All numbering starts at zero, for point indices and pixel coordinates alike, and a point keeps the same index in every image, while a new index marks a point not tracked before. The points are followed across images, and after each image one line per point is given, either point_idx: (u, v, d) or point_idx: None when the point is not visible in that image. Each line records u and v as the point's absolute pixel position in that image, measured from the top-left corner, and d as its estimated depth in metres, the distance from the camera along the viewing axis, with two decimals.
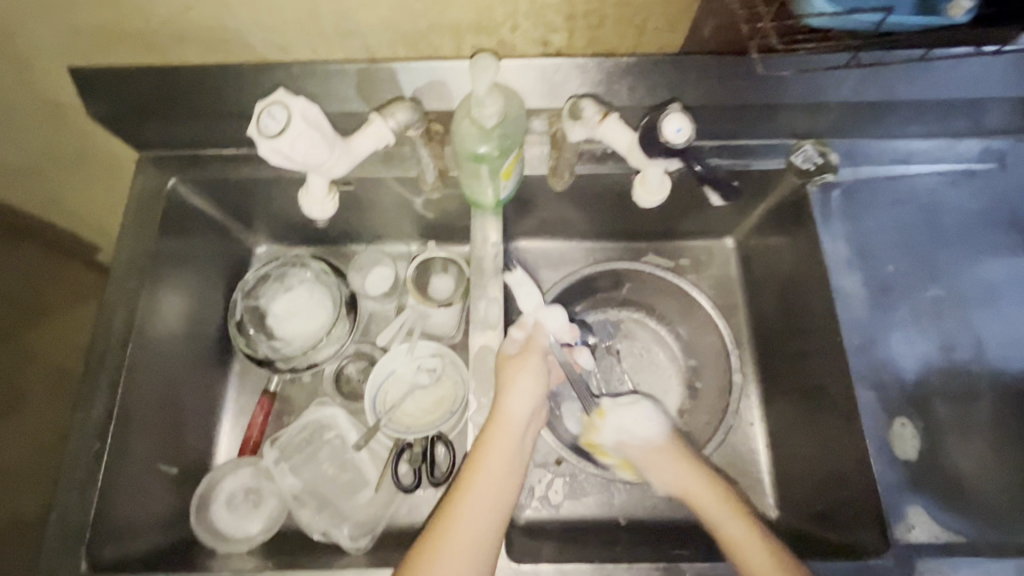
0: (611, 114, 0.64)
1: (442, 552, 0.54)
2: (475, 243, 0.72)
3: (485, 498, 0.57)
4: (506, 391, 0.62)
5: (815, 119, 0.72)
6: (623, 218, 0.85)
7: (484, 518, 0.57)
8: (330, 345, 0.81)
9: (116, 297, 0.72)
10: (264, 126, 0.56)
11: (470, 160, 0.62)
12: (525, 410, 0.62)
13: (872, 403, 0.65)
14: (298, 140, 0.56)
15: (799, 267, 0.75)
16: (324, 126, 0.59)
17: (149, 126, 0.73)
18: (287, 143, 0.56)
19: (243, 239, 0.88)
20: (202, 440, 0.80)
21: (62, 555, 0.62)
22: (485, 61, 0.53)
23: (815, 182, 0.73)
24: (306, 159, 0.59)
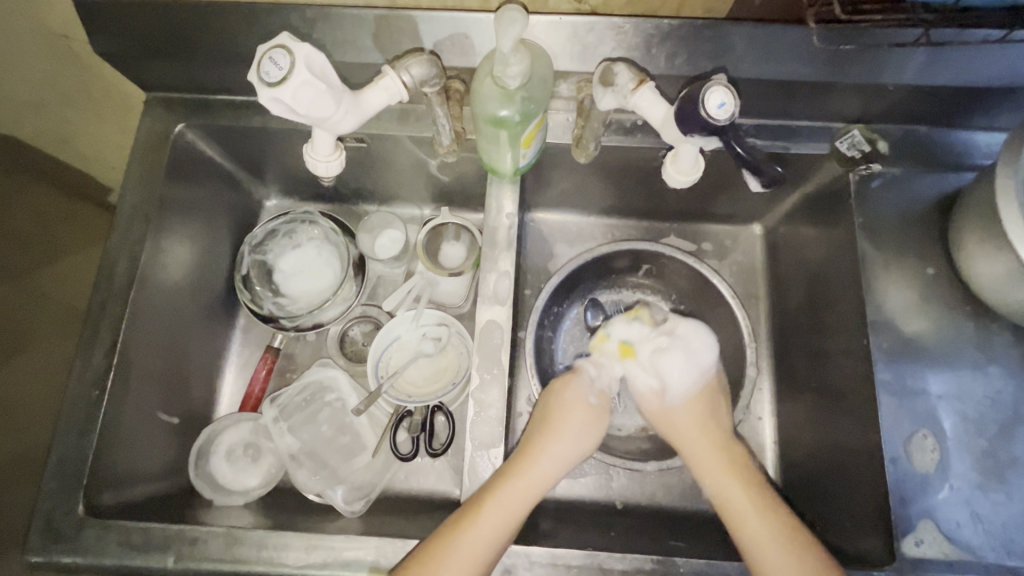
0: (647, 82, 0.59)
1: (484, 515, 0.58)
2: (489, 212, 0.69)
3: (530, 487, 0.62)
4: (568, 406, 0.70)
5: (867, 102, 0.66)
6: (649, 195, 0.81)
7: (524, 501, 0.61)
8: (336, 306, 0.79)
9: (119, 243, 0.70)
10: (264, 73, 0.52)
11: (490, 124, 0.58)
12: (583, 424, 0.69)
13: (895, 412, 0.61)
14: (300, 91, 0.53)
15: (830, 261, 0.71)
16: (330, 78, 0.55)
17: (157, 66, 0.69)
18: (290, 93, 0.52)
19: (253, 191, 0.85)
20: (205, 391, 0.80)
21: (58, 497, 0.62)
22: (512, 14, 0.48)
23: (859, 172, 0.68)
24: (310, 112, 0.55)
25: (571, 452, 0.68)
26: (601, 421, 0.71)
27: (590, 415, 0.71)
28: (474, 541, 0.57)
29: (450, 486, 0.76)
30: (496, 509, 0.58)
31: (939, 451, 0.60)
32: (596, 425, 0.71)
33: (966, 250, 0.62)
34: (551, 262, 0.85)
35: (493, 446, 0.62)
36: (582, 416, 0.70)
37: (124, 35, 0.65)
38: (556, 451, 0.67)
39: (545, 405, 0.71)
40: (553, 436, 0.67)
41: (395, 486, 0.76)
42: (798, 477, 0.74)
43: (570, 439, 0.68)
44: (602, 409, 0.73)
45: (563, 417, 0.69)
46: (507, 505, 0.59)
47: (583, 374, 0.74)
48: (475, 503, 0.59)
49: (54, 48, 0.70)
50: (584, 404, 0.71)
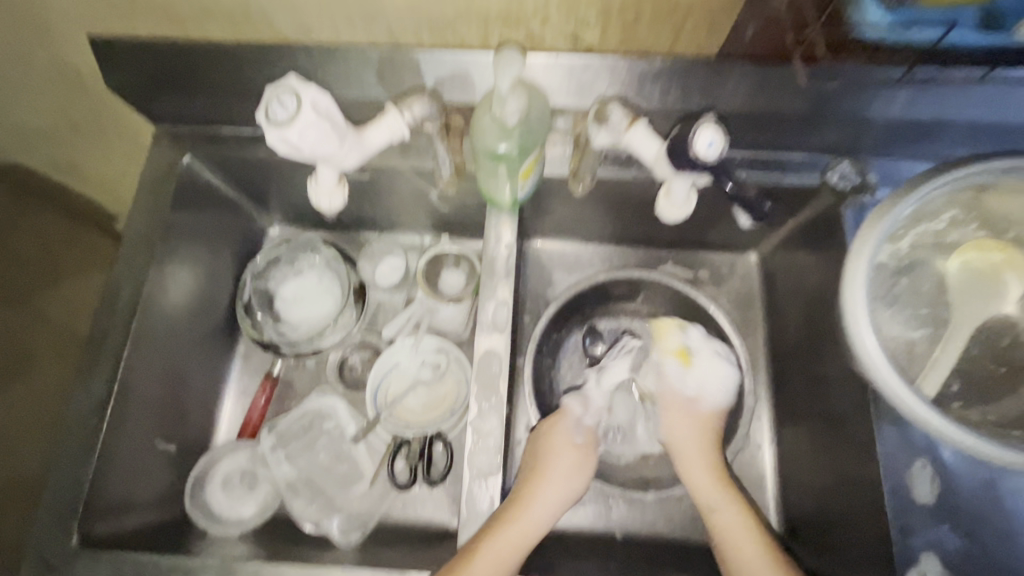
0: (640, 120, 0.61)
1: (472, 568, 0.57)
2: (488, 241, 0.70)
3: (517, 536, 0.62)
4: (553, 451, 0.70)
5: (857, 137, 0.68)
6: (645, 225, 0.82)
7: (512, 552, 0.60)
8: (336, 332, 0.80)
9: (124, 271, 0.71)
10: (273, 114, 0.54)
11: (489, 158, 0.60)
12: (569, 468, 0.69)
13: (894, 441, 0.61)
14: (307, 129, 0.54)
15: (825, 290, 0.72)
16: (336, 117, 0.57)
17: (167, 100, 0.71)
18: (297, 131, 0.54)
19: (257, 219, 0.87)
20: (203, 418, 0.80)
21: (52, 527, 0.62)
22: (511, 55, 0.51)
23: (851, 203, 0.66)
24: (315, 150, 0.57)
25: (561, 496, 0.68)
26: (590, 462, 0.71)
27: (578, 457, 0.71)
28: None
29: (448, 515, 0.76)
30: (484, 561, 0.58)
31: (940, 483, 0.59)
32: (584, 467, 0.70)
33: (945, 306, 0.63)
34: (551, 289, 0.86)
35: (490, 475, 0.62)
36: (569, 458, 0.70)
37: (137, 71, 0.67)
38: (547, 497, 0.67)
39: (531, 449, 0.72)
40: (542, 481, 0.68)
41: (392, 516, 0.76)
42: (799, 507, 0.74)
43: (559, 484, 0.68)
44: (590, 449, 0.72)
45: (549, 461, 0.69)
46: (495, 555, 0.59)
47: (569, 414, 0.74)
48: (464, 556, 0.58)
49: (69, 82, 0.73)
50: (571, 445, 0.71)
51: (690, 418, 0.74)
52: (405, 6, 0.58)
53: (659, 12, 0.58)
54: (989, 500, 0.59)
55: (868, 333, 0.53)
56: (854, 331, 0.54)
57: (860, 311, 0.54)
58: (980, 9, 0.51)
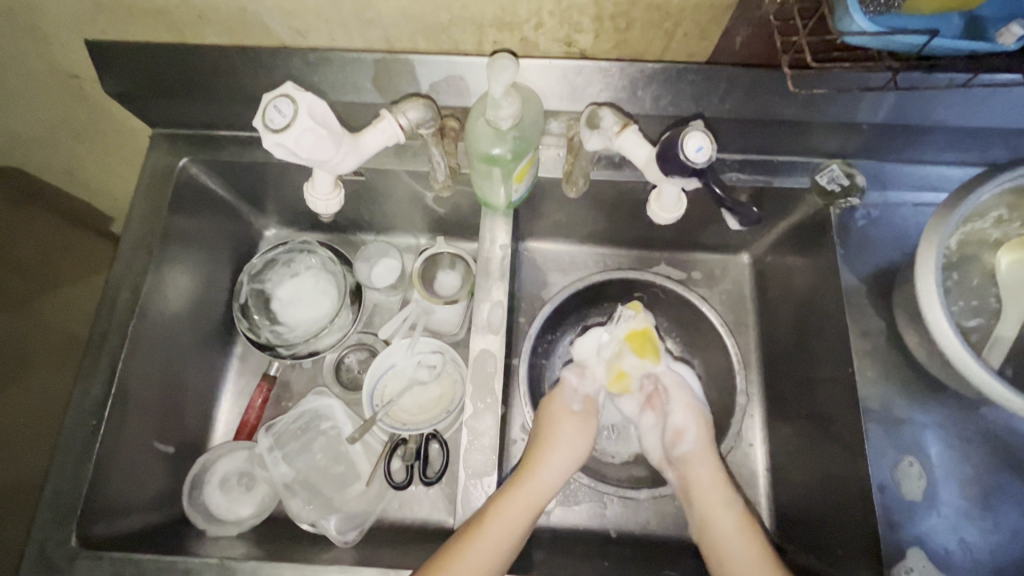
0: (631, 125, 0.62)
1: (485, 529, 0.60)
2: (483, 244, 0.71)
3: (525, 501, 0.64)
4: (556, 420, 0.72)
5: (845, 140, 0.69)
6: (639, 227, 0.83)
7: (521, 516, 0.63)
8: (333, 333, 0.80)
9: (121, 275, 0.72)
10: (269, 120, 0.54)
11: (483, 161, 0.61)
12: (571, 438, 0.71)
13: (880, 439, 0.62)
14: (302, 136, 0.55)
15: (815, 290, 0.73)
16: (332, 124, 0.58)
17: (164, 105, 0.72)
18: (292, 138, 0.55)
19: (253, 221, 0.87)
20: (201, 419, 0.81)
21: (52, 529, 0.63)
22: (504, 61, 0.51)
23: (839, 205, 0.71)
24: (311, 155, 0.57)
25: (566, 461, 0.70)
26: (590, 427, 0.74)
27: (577, 422, 0.73)
28: (478, 556, 0.59)
29: (444, 514, 0.76)
30: (496, 524, 0.61)
31: (926, 479, 0.61)
32: (585, 430, 0.73)
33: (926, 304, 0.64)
34: (545, 290, 0.87)
35: (486, 475, 0.63)
36: (570, 425, 0.72)
37: (134, 77, 0.68)
38: (552, 463, 0.69)
39: (535, 423, 0.74)
40: (548, 448, 0.70)
41: (389, 515, 0.76)
42: (790, 505, 0.75)
43: (563, 450, 0.70)
44: (588, 415, 0.75)
45: (555, 429, 0.71)
46: (507, 520, 0.62)
47: (566, 385, 0.77)
48: (477, 518, 0.61)
49: (65, 87, 0.73)
50: (570, 412, 0.74)
51: (697, 434, 0.73)
52: (400, 13, 0.59)
53: (650, 18, 0.59)
54: (974, 496, 0.60)
55: (941, 317, 0.53)
56: (930, 319, 0.54)
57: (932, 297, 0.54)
58: (962, 17, 0.54)
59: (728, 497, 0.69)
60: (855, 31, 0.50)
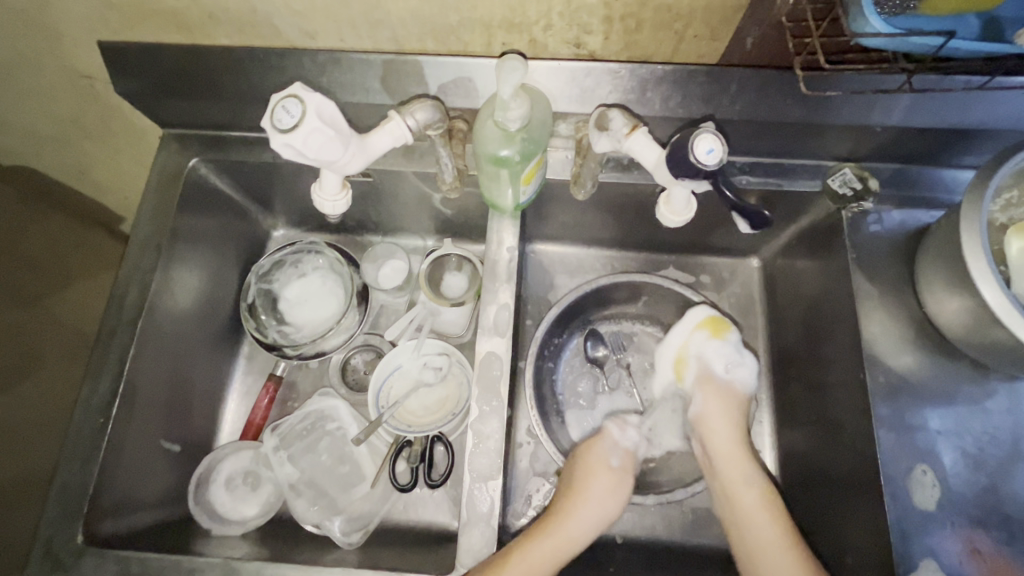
0: (640, 127, 0.61)
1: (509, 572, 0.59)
2: (490, 245, 0.71)
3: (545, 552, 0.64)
4: (592, 474, 0.70)
5: (858, 142, 0.68)
6: (647, 229, 0.83)
7: (541, 567, 0.63)
8: (339, 334, 0.80)
9: (130, 273, 0.72)
10: (277, 120, 0.54)
11: (491, 163, 0.61)
12: (606, 491, 0.70)
13: (893, 447, 0.61)
14: (310, 137, 0.55)
15: (826, 295, 0.72)
16: (339, 124, 0.57)
17: (175, 105, 0.72)
18: (301, 138, 0.55)
19: (261, 221, 0.88)
20: (208, 417, 0.81)
21: (59, 525, 0.63)
22: (513, 62, 0.51)
23: (851, 209, 0.70)
24: (319, 155, 0.57)
25: (596, 517, 0.68)
26: (625, 487, 0.71)
27: (614, 478, 0.71)
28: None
29: (448, 517, 0.76)
30: (519, 570, 0.60)
31: (939, 488, 0.59)
32: (621, 490, 0.71)
33: (937, 308, 0.63)
34: (552, 292, 0.86)
35: (491, 478, 0.62)
36: (606, 480, 0.71)
37: (145, 77, 0.68)
38: (581, 517, 0.68)
39: (569, 470, 0.73)
40: (579, 501, 0.68)
41: (393, 517, 0.76)
42: (799, 514, 0.74)
43: (595, 504, 0.69)
44: (626, 473, 0.73)
45: (588, 482, 0.70)
46: (528, 570, 0.61)
47: (607, 438, 0.74)
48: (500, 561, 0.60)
49: (77, 87, 0.74)
50: (607, 469, 0.71)
51: (711, 398, 0.76)
52: (409, 15, 0.59)
53: (660, 19, 0.58)
54: (987, 506, 0.59)
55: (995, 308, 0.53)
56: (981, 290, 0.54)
57: (987, 275, 0.54)
58: (979, 18, 0.53)
59: (748, 474, 0.70)
60: (870, 33, 0.49)
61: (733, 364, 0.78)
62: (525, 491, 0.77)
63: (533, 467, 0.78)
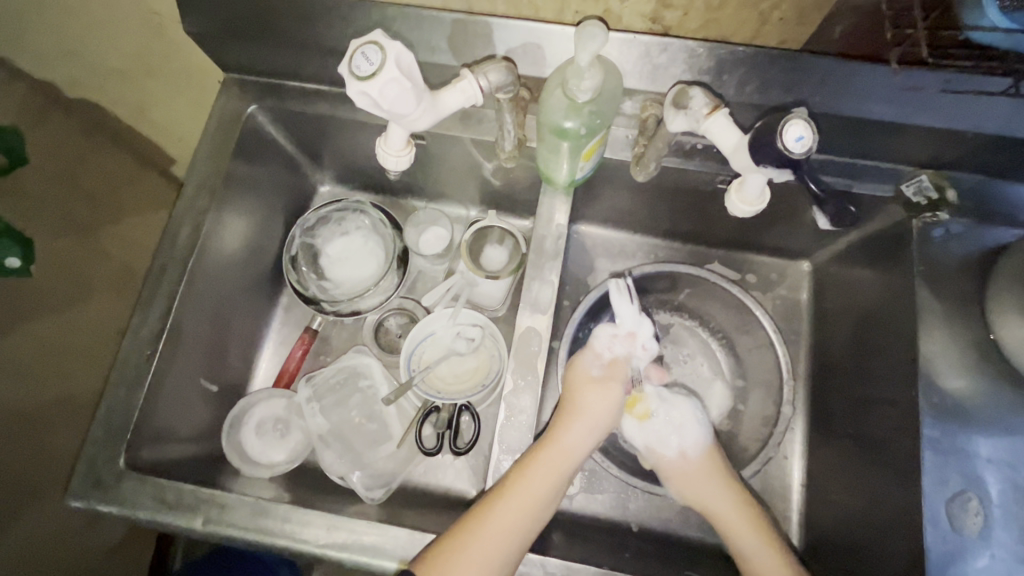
0: (722, 108, 0.58)
1: (506, 495, 0.59)
2: (540, 219, 0.69)
3: (544, 468, 0.61)
4: (577, 394, 0.68)
5: (941, 148, 0.64)
6: (698, 220, 0.80)
7: (542, 484, 0.60)
8: (377, 295, 0.81)
9: (184, 214, 0.73)
10: (355, 66, 0.53)
11: (553, 134, 0.59)
12: (600, 410, 0.67)
13: (938, 469, 0.58)
14: (387, 87, 0.53)
15: (882, 306, 0.69)
16: (417, 75, 0.55)
17: (240, 50, 0.72)
18: (378, 88, 0.54)
19: (310, 175, 0.88)
20: (244, 361, 0.83)
21: (102, 447, 0.65)
22: (593, 28, 0.48)
23: (924, 220, 0.66)
24: (393, 107, 0.56)
25: (591, 428, 0.66)
26: (615, 397, 0.68)
27: (603, 393, 0.68)
28: (500, 525, 0.57)
29: (467, 485, 0.77)
30: (517, 493, 0.59)
31: (984, 517, 0.57)
32: (609, 400, 0.68)
33: (1004, 331, 0.59)
34: (592, 276, 0.85)
35: (519, 452, 0.63)
36: (593, 395, 0.68)
37: (213, 18, 0.68)
38: (576, 429, 0.65)
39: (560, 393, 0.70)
40: (570, 417, 0.66)
41: (414, 479, 0.77)
42: (825, 522, 0.73)
43: (586, 418, 0.66)
44: (614, 385, 0.69)
45: (576, 400, 0.68)
46: (528, 488, 0.60)
47: (589, 350, 0.71)
48: (496, 489, 0.60)
49: (147, 25, 0.75)
50: (591, 384, 0.69)
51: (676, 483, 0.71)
52: None
53: None
54: None
55: None
56: None
57: None
58: None
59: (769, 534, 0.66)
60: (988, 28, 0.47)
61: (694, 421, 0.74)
62: None
63: None
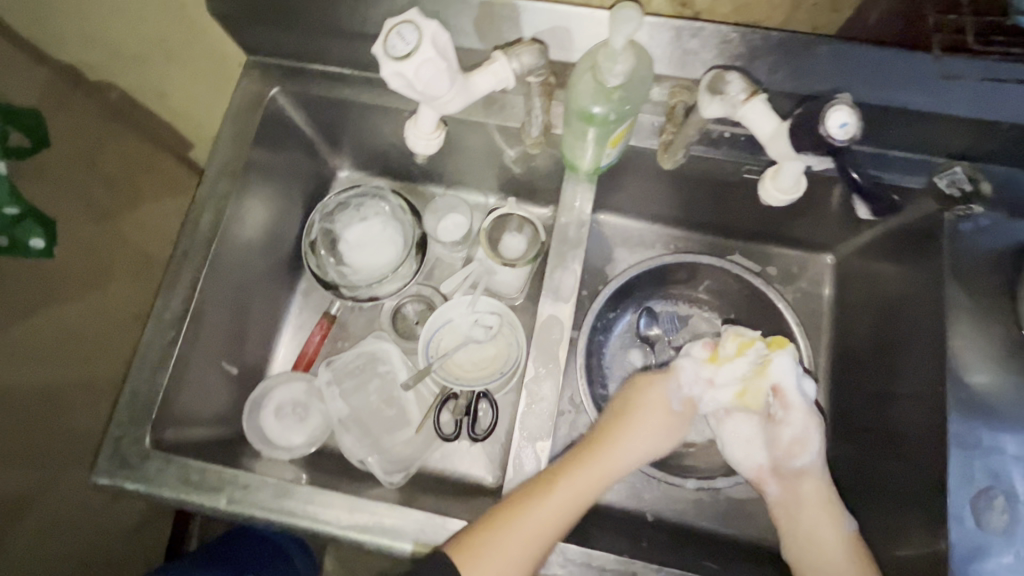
0: (760, 94, 0.56)
1: (555, 493, 0.59)
2: (562, 207, 0.69)
3: (592, 477, 0.62)
4: (643, 406, 0.69)
5: (975, 139, 0.63)
6: (721, 211, 0.79)
7: (588, 492, 0.61)
8: (394, 282, 0.81)
9: (206, 197, 0.73)
10: (390, 47, 0.52)
11: (579, 119, 0.58)
12: (658, 433, 0.68)
13: (962, 467, 0.58)
14: (424, 67, 0.53)
15: (908, 300, 0.68)
16: (452, 55, 0.54)
17: (263, 32, 0.72)
18: (413, 68, 0.53)
19: (328, 160, 0.88)
20: (263, 345, 0.84)
21: (127, 427, 0.66)
22: (628, 11, 0.47)
23: (955, 212, 0.64)
24: (428, 89, 0.55)
25: (646, 445, 0.67)
26: (679, 428, 0.70)
27: (669, 415, 0.69)
28: (540, 521, 0.57)
29: (483, 472, 0.78)
30: (566, 493, 0.59)
31: (1010, 516, 0.56)
32: (673, 426, 0.69)
33: None
34: (610, 266, 0.85)
35: (539, 440, 0.63)
36: (660, 414, 0.69)
37: None
38: (632, 443, 0.66)
39: (621, 396, 0.71)
40: (629, 429, 0.67)
41: (430, 465, 0.78)
42: None
43: (645, 433, 0.67)
44: (683, 417, 0.70)
45: (640, 410, 0.69)
46: (575, 492, 0.60)
47: (671, 377, 0.71)
48: (548, 483, 0.59)
49: (169, 7, 0.74)
50: (664, 406, 0.69)
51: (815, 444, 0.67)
52: None
53: None
54: None
55: None
56: None
57: None
58: None
59: (838, 521, 0.65)
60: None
61: (802, 375, 0.69)
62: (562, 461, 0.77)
63: (571, 434, 0.78)
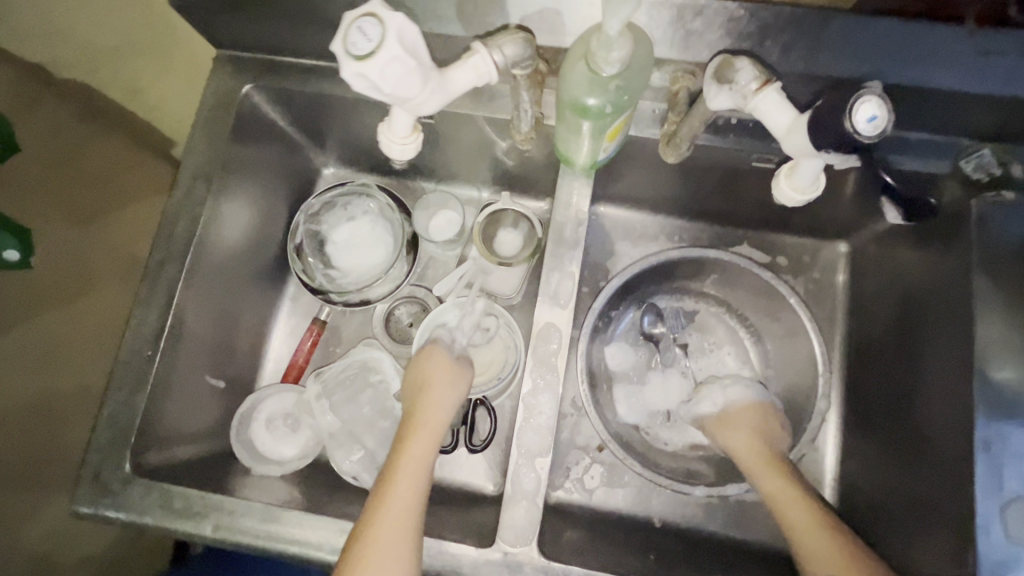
0: (773, 83, 0.52)
1: (391, 487, 0.58)
2: (558, 203, 0.64)
3: (422, 453, 0.61)
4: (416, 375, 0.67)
5: (1006, 118, 0.58)
6: (728, 200, 0.74)
7: (422, 466, 0.60)
8: (385, 284, 0.77)
9: (181, 204, 0.70)
10: (351, 44, 0.47)
11: (573, 111, 0.53)
12: (440, 396, 0.66)
13: (990, 474, 0.54)
14: (387, 67, 0.48)
15: (930, 293, 0.64)
16: (420, 52, 0.50)
17: (233, 24, 0.67)
18: (375, 71, 0.48)
19: (312, 157, 0.83)
20: (251, 354, 0.80)
21: (109, 450, 0.64)
22: None
23: (984, 198, 0.59)
24: (394, 91, 0.50)
25: (442, 404, 0.66)
26: (460, 373, 0.68)
27: (441, 365, 0.68)
28: (388, 521, 0.55)
29: (483, 481, 0.75)
30: (403, 479, 0.58)
31: None
32: (451, 375, 0.68)
33: None
34: (611, 261, 0.80)
35: (539, 455, 0.60)
36: (433, 372, 0.67)
37: None
38: (430, 405, 0.65)
39: (407, 374, 0.69)
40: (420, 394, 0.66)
41: None
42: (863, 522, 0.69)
43: (427, 391, 0.66)
44: (463, 363, 0.70)
45: (420, 379, 0.67)
46: (410, 473, 0.59)
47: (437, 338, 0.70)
48: (382, 482, 0.58)
49: None
50: (435, 359, 0.68)
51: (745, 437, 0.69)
52: None
53: None
54: None
55: None
56: None
57: None
58: None
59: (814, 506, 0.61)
60: None
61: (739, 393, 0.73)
62: (564, 467, 0.74)
63: (574, 439, 0.75)
